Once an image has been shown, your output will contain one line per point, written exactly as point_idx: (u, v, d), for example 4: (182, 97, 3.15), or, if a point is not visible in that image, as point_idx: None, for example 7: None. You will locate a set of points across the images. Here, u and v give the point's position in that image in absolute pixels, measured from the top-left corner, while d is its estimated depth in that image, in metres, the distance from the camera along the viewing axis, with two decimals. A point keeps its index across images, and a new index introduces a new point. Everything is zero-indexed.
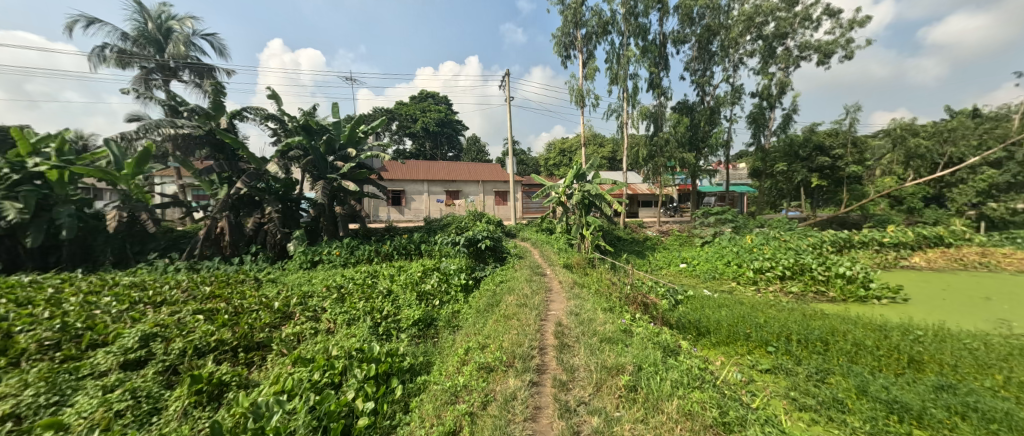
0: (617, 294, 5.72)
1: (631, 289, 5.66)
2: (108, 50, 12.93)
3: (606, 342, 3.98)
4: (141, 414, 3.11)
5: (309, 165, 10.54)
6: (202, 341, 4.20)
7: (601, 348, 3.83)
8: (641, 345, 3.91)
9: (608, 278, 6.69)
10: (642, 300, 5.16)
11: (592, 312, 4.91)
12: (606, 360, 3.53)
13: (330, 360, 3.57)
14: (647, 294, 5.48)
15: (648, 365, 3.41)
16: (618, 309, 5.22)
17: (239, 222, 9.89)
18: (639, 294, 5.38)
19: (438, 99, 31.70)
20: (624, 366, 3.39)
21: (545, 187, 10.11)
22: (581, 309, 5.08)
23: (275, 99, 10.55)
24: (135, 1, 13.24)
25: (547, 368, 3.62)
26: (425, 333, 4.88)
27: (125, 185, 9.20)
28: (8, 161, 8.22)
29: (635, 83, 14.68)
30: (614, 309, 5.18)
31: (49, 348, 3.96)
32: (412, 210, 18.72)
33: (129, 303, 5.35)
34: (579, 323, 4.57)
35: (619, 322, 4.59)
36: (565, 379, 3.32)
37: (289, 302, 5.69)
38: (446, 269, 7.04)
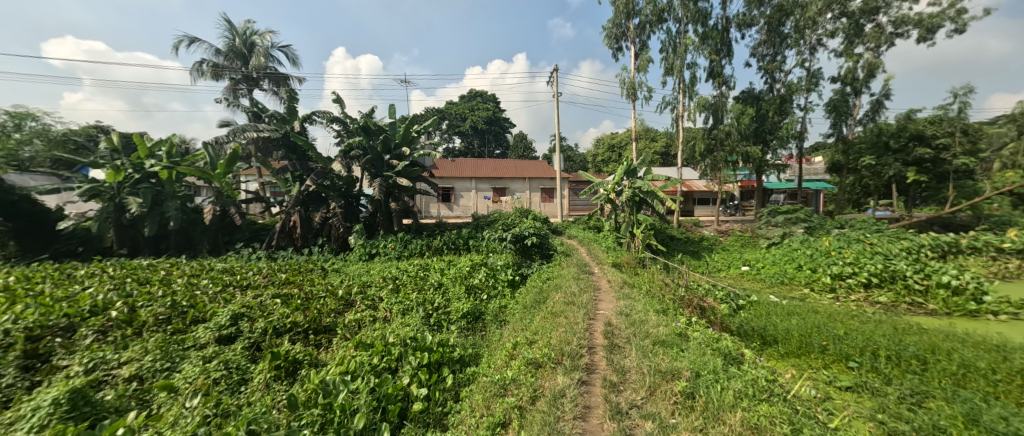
0: (669, 297, 5.46)
1: (685, 292, 5.38)
2: (205, 65, 14.74)
3: (659, 346, 3.82)
4: (233, 382, 3.53)
5: (368, 163, 11.23)
6: (279, 322, 4.68)
7: (654, 351, 3.69)
8: (698, 350, 3.69)
9: (660, 279, 6.39)
10: (698, 303, 4.91)
11: (643, 314, 4.74)
12: (660, 363, 3.40)
13: (388, 346, 3.80)
14: (704, 297, 5.20)
15: (707, 372, 3.22)
16: (670, 311, 4.99)
17: (308, 216, 10.81)
18: (695, 296, 5.11)
19: (487, 98, 32.14)
20: (680, 371, 3.24)
21: (592, 184, 9.83)
22: (631, 310, 4.92)
23: (339, 103, 11.38)
24: (225, 20, 14.88)
25: (597, 368, 3.55)
26: (473, 325, 5.00)
27: (218, 183, 10.39)
28: (131, 162, 9.69)
29: (693, 73, 13.83)
30: (666, 311, 4.96)
31: (163, 321, 4.63)
32: (461, 206, 19.26)
33: (222, 285, 6.12)
34: (630, 324, 4.43)
35: (674, 325, 4.39)
36: (616, 381, 3.24)
37: (351, 290, 6.13)
38: (494, 264, 7.17)
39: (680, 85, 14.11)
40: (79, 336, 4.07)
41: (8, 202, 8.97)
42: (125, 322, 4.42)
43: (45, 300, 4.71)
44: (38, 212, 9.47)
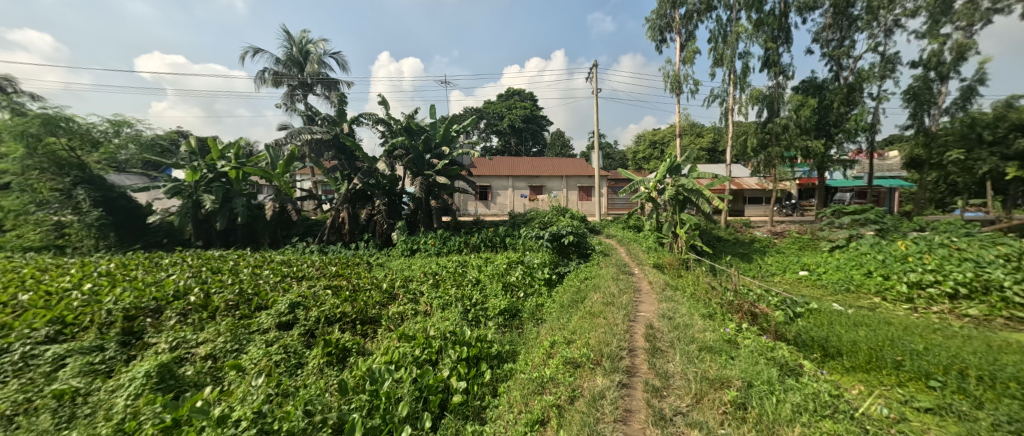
0: (716, 301, 5.17)
1: (734, 296, 5.09)
2: (267, 73, 15.97)
3: (707, 352, 3.64)
4: (290, 365, 3.82)
5: (410, 162, 11.64)
6: (330, 312, 4.99)
7: (700, 357, 3.52)
8: (750, 359, 3.48)
9: (707, 282, 6.05)
10: (749, 309, 4.62)
11: (688, 318, 4.52)
12: (707, 370, 3.24)
13: (429, 339, 3.94)
14: (755, 303, 4.89)
15: (761, 382, 3.03)
16: (717, 316, 4.73)
17: (356, 213, 11.38)
18: (745, 302, 4.79)
19: (525, 96, 32.07)
20: (730, 380, 3.07)
21: (632, 182, 9.50)
22: (674, 313, 4.73)
23: (384, 105, 11.87)
24: (284, 30, 16.01)
25: (638, 371, 3.45)
26: (510, 323, 5.03)
27: (278, 182, 11.19)
28: (206, 163, 10.71)
29: (746, 62, 12.98)
30: (714, 316, 4.74)
31: (233, 306, 5.10)
32: (498, 204, 19.45)
33: (281, 275, 6.64)
34: (673, 327, 4.26)
35: (722, 331, 4.18)
36: (659, 385, 3.14)
37: (394, 284, 6.40)
38: (531, 263, 7.17)
39: (730, 77, 13.33)
40: (165, 317, 4.58)
41: (109, 198, 10.47)
42: (201, 306, 4.91)
43: (138, 284, 5.35)
44: (133, 208, 10.93)
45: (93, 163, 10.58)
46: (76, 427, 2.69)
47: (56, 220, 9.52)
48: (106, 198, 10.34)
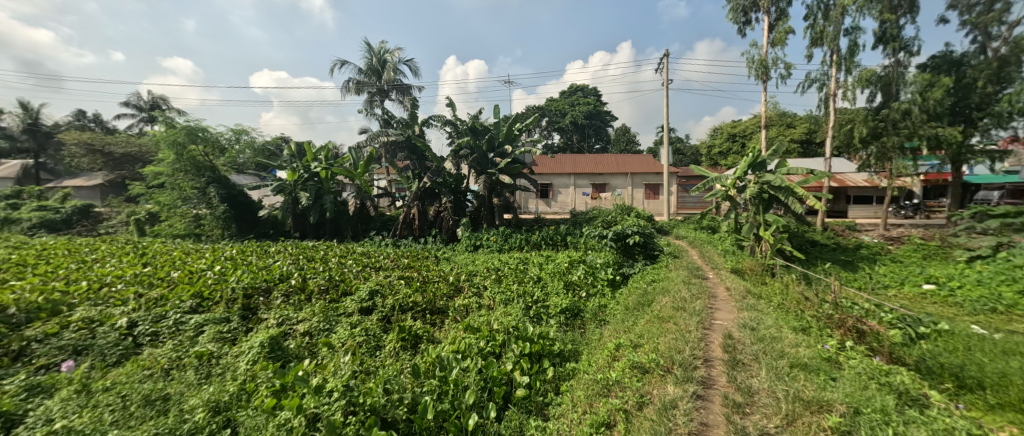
0: (811, 314, 4.65)
1: (834, 311, 4.53)
2: (350, 82, 17.56)
3: (800, 370, 3.29)
4: (371, 346, 4.21)
5: (475, 162, 12.05)
6: (404, 300, 5.39)
7: (792, 375, 3.20)
8: (856, 382, 3.09)
9: (799, 291, 5.42)
10: (855, 326, 4.07)
11: (775, 330, 4.12)
12: (801, 390, 2.94)
13: (493, 333, 4.09)
14: (863, 319, 4.27)
15: (871, 410, 2.66)
16: (811, 331, 4.26)
17: (425, 210, 12.02)
18: (850, 317, 4.23)
19: (589, 91, 31.37)
20: (832, 404, 2.74)
21: (707, 179, 8.81)
22: (758, 324, 4.34)
23: (452, 107, 12.43)
24: (365, 42, 17.47)
25: (715, 384, 3.24)
26: (572, 322, 5.01)
27: (359, 180, 12.26)
28: (303, 165, 12.11)
29: (854, 39, 11.37)
30: (807, 331, 4.28)
31: (324, 289, 5.75)
32: (559, 202, 19.34)
33: (362, 265, 7.32)
34: (757, 339, 3.91)
35: (818, 347, 3.77)
36: (741, 402, 2.93)
37: (459, 277, 6.71)
38: (593, 262, 7.01)
39: (833, 57, 11.79)
40: (273, 296, 5.31)
41: (232, 195, 12.18)
42: (300, 288, 5.60)
43: (252, 268, 6.27)
44: (249, 203, 12.63)
45: (220, 165, 12.55)
46: (212, 382, 3.26)
47: (194, 213, 11.58)
48: (230, 196, 12.07)
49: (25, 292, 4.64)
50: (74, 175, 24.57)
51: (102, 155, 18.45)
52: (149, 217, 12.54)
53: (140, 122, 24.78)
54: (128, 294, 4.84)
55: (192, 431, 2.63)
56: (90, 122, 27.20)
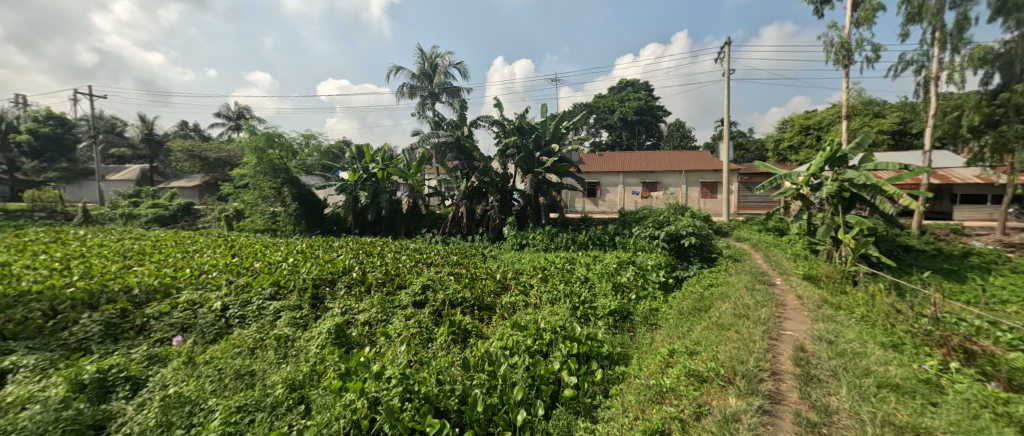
0: (903, 329, 4.00)
1: (934, 327, 3.83)
2: (404, 87, 18.44)
3: (890, 392, 2.88)
4: (423, 337, 4.43)
5: (522, 161, 12.10)
6: (454, 296, 5.60)
7: (880, 397, 2.81)
8: (963, 410, 2.64)
9: (887, 303, 4.74)
10: (963, 346, 3.38)
11: (859, 345, 3.57)
12: (893, 415, 2.59)
13: (541, 331, 4.14)
14: (975, 338, 3.56)
15: None
16: (904, 349, 3.66)
17: (472, 209, 12.29)
18: (955, 334, 3.50)
19: (639, 86, 30.28)
20: (931, 432, 2.39)
21: (774, 176, 8.16)
22: (837, 337, 3.77)
23: (499, 107, 12.61)
24: (418, 49, 18.24)
25: (785, 399, 2.94)
26: (620, 324, 4.94)
27: (412, 180, 12.83)
28: (362, 166, 12.92)
29: (963, 12, 9.96)
30: (898, 349, 3.68)
31: (381, 282, 6.14)
32: (607, 201, 18.95)
33: (415, 260, 7.72)
34: (836, 355, 3.41)
35: (916, 368, 3.25)
36: (818, 420, 2.64)
37: (506, 275, 6.84)
38: (644, 264, 6.79)
39: (936, 34, 10.41)
40: (337, 287, 5.77)
41: (301, 195, 13.05)
42: (360, 280, 6.03)
43: (320, 261, 6.86)
44: (317, 202, 13.55)
45: (292, 167, 13.81)
46: (288, 362, 3.63)
47: (272, 211, 12.96)
48: (301, 195, 13.05)
49: (145, 276, 5.49)
50: (179, 178, 28.38)
51: (199, 159, 21.00)
52: (235, 214, 14.15)
53: (228, 130, 27.83)
54: (221, 280, 5.53)
55: (274, 405, 2.96)
56: (191, 132, 31.09)
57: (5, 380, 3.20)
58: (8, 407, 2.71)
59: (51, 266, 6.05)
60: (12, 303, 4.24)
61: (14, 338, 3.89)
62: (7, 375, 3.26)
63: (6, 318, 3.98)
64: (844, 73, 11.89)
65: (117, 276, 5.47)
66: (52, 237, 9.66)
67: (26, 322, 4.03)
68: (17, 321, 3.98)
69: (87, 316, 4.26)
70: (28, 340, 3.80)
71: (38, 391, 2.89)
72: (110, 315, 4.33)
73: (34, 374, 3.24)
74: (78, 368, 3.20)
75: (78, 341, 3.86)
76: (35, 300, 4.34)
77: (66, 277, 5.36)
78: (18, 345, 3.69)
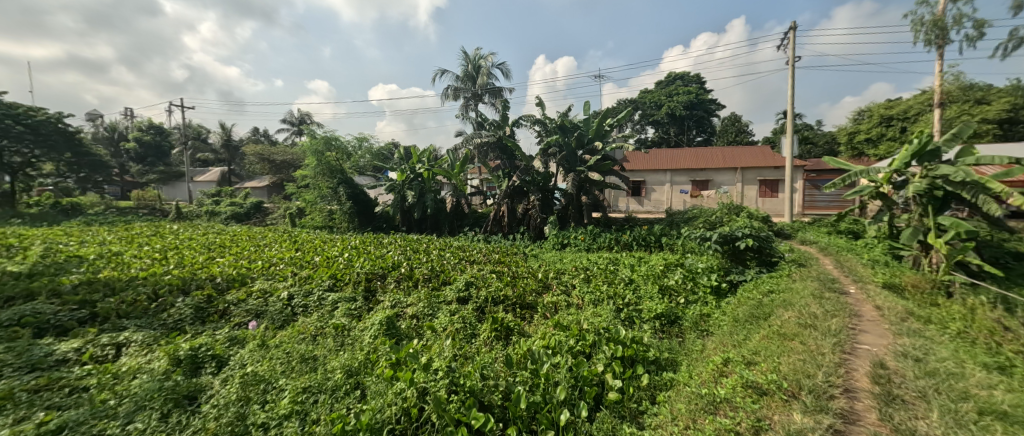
0: (1012, 350, 3.44)
1: None
2: (449, 89, 18.92)
3: (995, 420, 2.49)
4: (466, 332, 4.53)
5: (563, 160, 11.99)
6: (496, 293, 5.67)
7: (981, 425, 2.46)
8: None
9: (991, 319, 4.07)
10: None
11: (954, 365, 3.16)
12: None
13: (583, 332, 4.08)
14: None
15: None
16: (1015, 372, 3.13)
17: (514, 208, 12.36)
18: None
19: (689, 79, 28.84)
20: None
21: (847, 173, 7.41)
22: (926, 355, 3.36)
23: (541, 106, 12.56)
24: (462, 51, 18.61)
25: (861, 420, 2.67)
26: (668, 329, 4.75)
27: (455, 179, 13.11)
28: (410, 166, 13.44)
29: None
30: (1007, 371, 3.17)
31: (427, 277, 6.34)
32: (653, 200, 18.31)
33: (458, 257, 7.91)
34: (925, 374, 3.05)
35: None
36: None
37: (547, 274, 6.81)
38: (693, 266, 6.46)
39: None
40: (387, 281, 6.04)
41: (355, 194, 13.84)
42: (408, 275, 6.27)
43: (372, 256, 7.23)
44: (369, 201, 14.30)
45: (346, 168, 14.68)
46: (345, 349, 3.87)
47: (328, 209, 13.85)
48: (354, 194, 13.83)
49: (225, 266, 6.12)
50: (251, 178, 31.19)
51: (267, 161, 22.89)
52: (298, 211, 15.33)
53: (292, 134, 30.05)
54: (287, 271, 6.00)
55: (333, 388, 3.17)
56: (261, 137, 33.98)
57: (121, 351, 3.74)
58: (123, 374, 3.24)
59: (152, 255, 6.93)
60: (124, 286, 5.13)
61: (127, 317, 4.54)
62: (122, 348, 3.80)
63: (120, 299, 4.73)
64: (938, 55, 10.59)
65: (203, 266, 6.15)
66: (152, 230, 11.05)
67: (136, 303, 4.72)
68: (130, 302, 4.69)
69: (181, 300, 4.84)
70: (137, 319, 4.40)
71: (146, 363, 3.41)
72: (199, 300, 4.88)
73: (142, 349, 3.76)
74: (176, 345, 3.66)
75: (175, 321, 4.40)
76: (142, 285, 5.13)
77: (164, 265, 6.12)
78: (130, 322, 4.29)
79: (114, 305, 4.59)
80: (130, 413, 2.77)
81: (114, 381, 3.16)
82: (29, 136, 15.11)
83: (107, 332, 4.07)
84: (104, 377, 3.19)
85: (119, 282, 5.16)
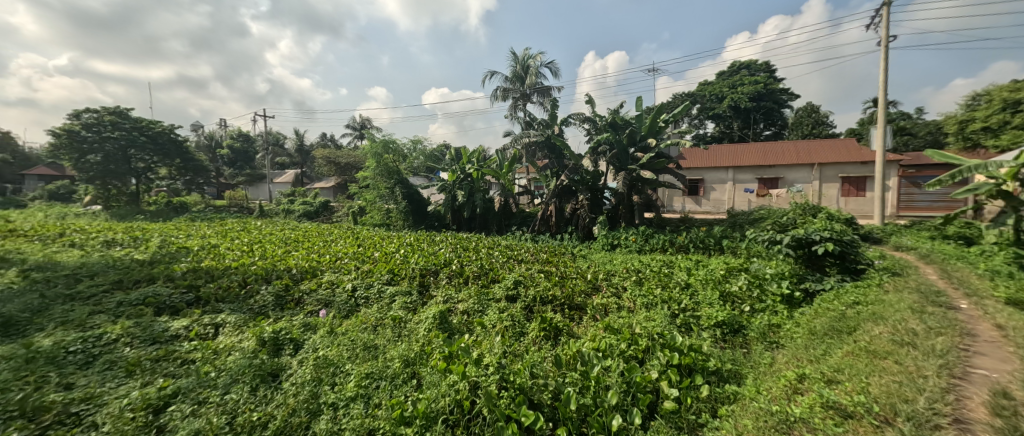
0: None
1: None
2: (498, 90, 19.12)
3: None
4: (514, 330, 4.53)
5: (614, 158, 11.62)
6: (545, 293, 5.62)
7: None
8: None
9: None
10: None
11: None
12: None
13: (636, 336, 3.90)
14: None
15: None
16: None
17: (562, 207, 12.24)
18: None
19: (756, 68, 26.69)
20: None
21: (957, 168, 6.46)
22: None
23: (591, 103, 12.30)
24: (512, 52, 18.73)
25: None
26: (731, 339, 4.42)
27: (504, 179, 13.23)
28: (461, 166, 13.79)
29: None
30: None
31: (477, 274, 6.44)
32: (712, 200, 17.20)
33: (507, 256, 7.95)
34: None
35: None
36: None
37: (597, 275, 6.62)
38: (760, 271, 5.95)
39: None
40: (438, 277, 6.23)
41: (410, 194, 14.48)
42: (459, 272, 6.42)
43: (425, 253, 7.50)
44: (422, 201, 14.88)
45: (402, 169, 15.40)
46: (402, 340, 4.03)
47: (386, 208, 14.63)
48: (409, 194, 14.48)
49: (299, 260, 6.68)
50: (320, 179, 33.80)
51: (333, 164, 24.69)
52: (359, 210, 16.37)
53: (354, 139, 32.08)
54: (351, 265, 6.41)
55: (392, 376, 3.32)
56: (328, 141, 36.66)
57: (219, 331, 4.20)
58: (220, 351, 3.66)
59: (241, 248, 7.77)
60: (221, 274, 5.79)
61: (223, 301, 5.09)
62: (219, 328, 4.27)
63: (218, 285, 5.36)
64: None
65: (280, 258, 6.76)
66: (240, 226, 12.42)
67: (229, 289, 5.31)
68: (225, 288, 5.28)
69: (265, 288, 5.36)
70: (231, 303, 4.93)
71: (238, 342, 3.82)
72: (279, 288, 5.37)
73: (235, 329, 4.20)
74: (261, 328, 4.07)
75: (259, 307, 4.87)
76: (234, 274, 5.77)
77: (251, 257, 6.82)
78: (225, 306, 4.81)
79: (213, 290, 5.20)
80: (227, 384, 3.13)
81: (214, 356, 3.58)
82: (150, 145, 17.72)
83: (208, 313, 4.62)
84: (206, 352, 3.62)
85: (216, 271, 5.85)
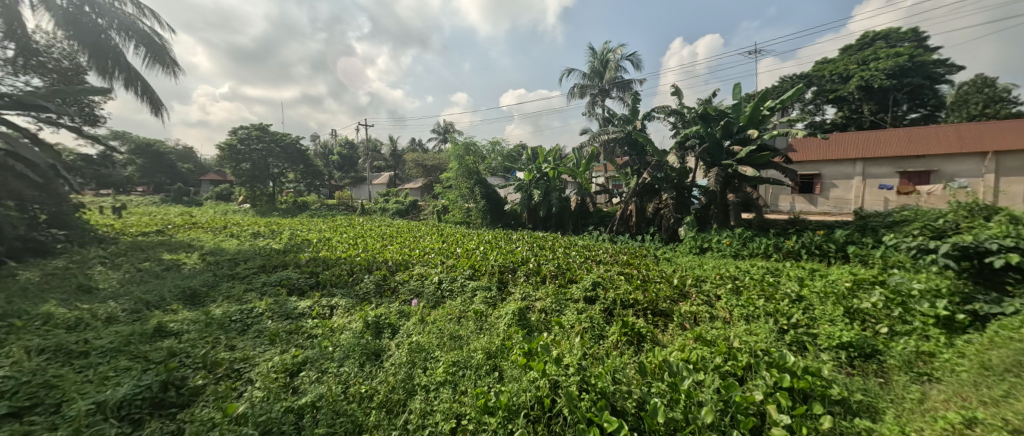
0: None
1: None
2: (576, 87, 18.89)
3: None
4: (594, 333, 4.45)
5: (706, 153, 10.69)
6: (626, 297, 5.43)
7: None
8: None
9: None
10: None
11: None
12: None
13: (734, 351, 3.56)
14: None
15: None
16: None
17: (643, 207, 11.69)
18: None
19: (894, 39, 22.21)
20: None
21: None
22: None
23: (678, 94, 11.47)
24: (591, 47, 18.34)
25: None
26: (861, 366, 3.78)
27: (581, 178, 13.01)
28: (538, 165, 13.93)
29: None
30: None
31: (555, 274, 6.46)
32: (833, 198, 14.90)
33: (585, 257, 7.84)
34: None
35: None
36: None
37: (685, 280, 6.17)
38: (900, 286, 4.96)
39: None
40: (517, 275, 6.39)
41: (488, 194, 15.10)
42: (537, 271, 6.53)
43: (504, 251, 7.75)
44: (499, 200, 15.39)
45: (482, 169, 16.07)
46: (485, 333, 4.24)
47: (467, 207, 15.45)
48: (487, 194, 15.10)
49: (393, 253, 7.42)
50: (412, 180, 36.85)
51: (421, 166, 26.73)
52: (443, 208, 17.55)
53: (439, 142, 34.32)
54: (438, 260, 6.91)
55: (476, 366, 3.52)
56: (417, 146, 39.84)
57: (333, 312, 4.86)
58: (336, 330, 4.23)
59: (348, 241, 8.89)
60: (333, 263, 6.70)
61: (335, 285, 5.90)
62: (333, 310, 4.94)
63: (331, 273, 6.21)
64: None
65: (378, 251, 7.58)
66: (347, 222, 14.21)
67: (340, 276, 6.11)
68: (337, 275, 6.09)
69: (367, 277, 6.05)
70: (341, 289, 5.67)
71: (348, 323, 4.39)
72: (378, 279, 6.02)
73: (346, 312, 4.82)
74: (365, 314, 4.60)
75: (363, 294, 5.51)
76: (344, 263, 6.64)
77: (356, 249, 7.78)
78: (337, 291, 5.56)
79: (329, 277, 6.04)
80: (342, 358, 3.63)
81: (332, 333, 4.15)
82: (281, 154, 21.21)
83: (324, 296, 5.38)
84: (325, 330, 4.22)
85: (329, 261, 6.78)
